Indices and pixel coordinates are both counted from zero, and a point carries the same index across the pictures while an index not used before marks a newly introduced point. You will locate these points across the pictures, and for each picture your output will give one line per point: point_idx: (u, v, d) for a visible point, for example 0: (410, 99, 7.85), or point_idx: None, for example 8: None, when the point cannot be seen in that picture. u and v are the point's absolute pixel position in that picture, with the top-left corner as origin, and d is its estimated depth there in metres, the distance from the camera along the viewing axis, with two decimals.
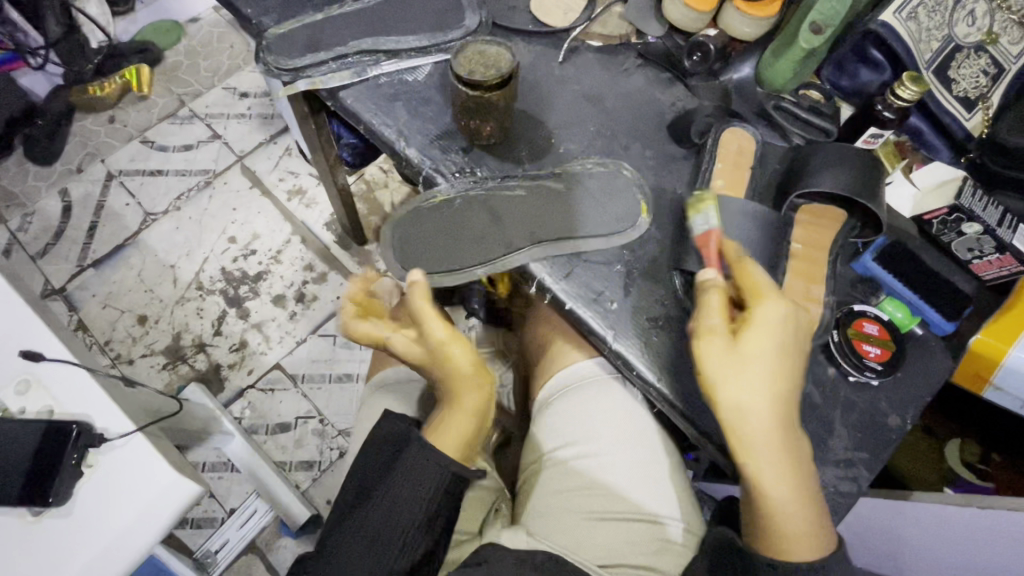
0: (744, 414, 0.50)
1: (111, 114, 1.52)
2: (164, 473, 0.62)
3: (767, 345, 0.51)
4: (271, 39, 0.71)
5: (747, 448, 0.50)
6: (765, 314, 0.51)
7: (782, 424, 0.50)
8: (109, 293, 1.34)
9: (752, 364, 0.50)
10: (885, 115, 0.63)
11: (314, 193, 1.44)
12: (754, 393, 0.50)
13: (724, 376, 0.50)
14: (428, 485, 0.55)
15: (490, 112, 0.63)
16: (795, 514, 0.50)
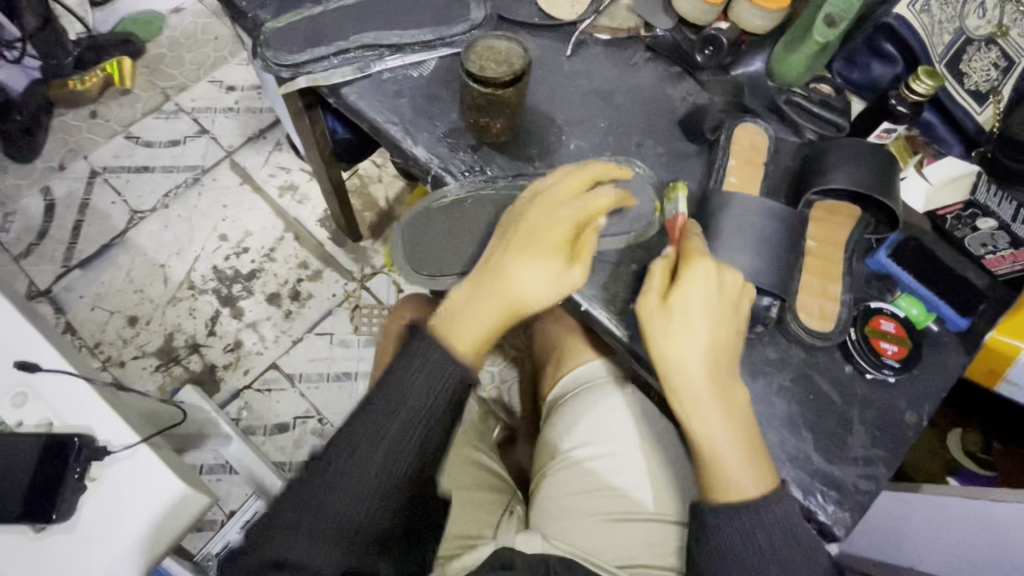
0: (683, 368, 0.52)
1: (93, 109, 1.47)
2: (171, 484, 0.60)
3: (697, 302, 0.52)
4: (269, 33, 0.69)
5: (685, 400, 0.52)
6: (694, 276, 0.53)
7: (719, 379, 0.52)
8: (98, 294, 1.30)
9: (688, 319, 0.52)
10: (899, 109, 0.62)
11: (306, 188, 1.41)
12: (692, 350, 0.51)
13: (659, 332, 0.52)
14: (379, 444, 0.55)
15: (500, 109, 0.61)
16: (738, 455, 0.51)
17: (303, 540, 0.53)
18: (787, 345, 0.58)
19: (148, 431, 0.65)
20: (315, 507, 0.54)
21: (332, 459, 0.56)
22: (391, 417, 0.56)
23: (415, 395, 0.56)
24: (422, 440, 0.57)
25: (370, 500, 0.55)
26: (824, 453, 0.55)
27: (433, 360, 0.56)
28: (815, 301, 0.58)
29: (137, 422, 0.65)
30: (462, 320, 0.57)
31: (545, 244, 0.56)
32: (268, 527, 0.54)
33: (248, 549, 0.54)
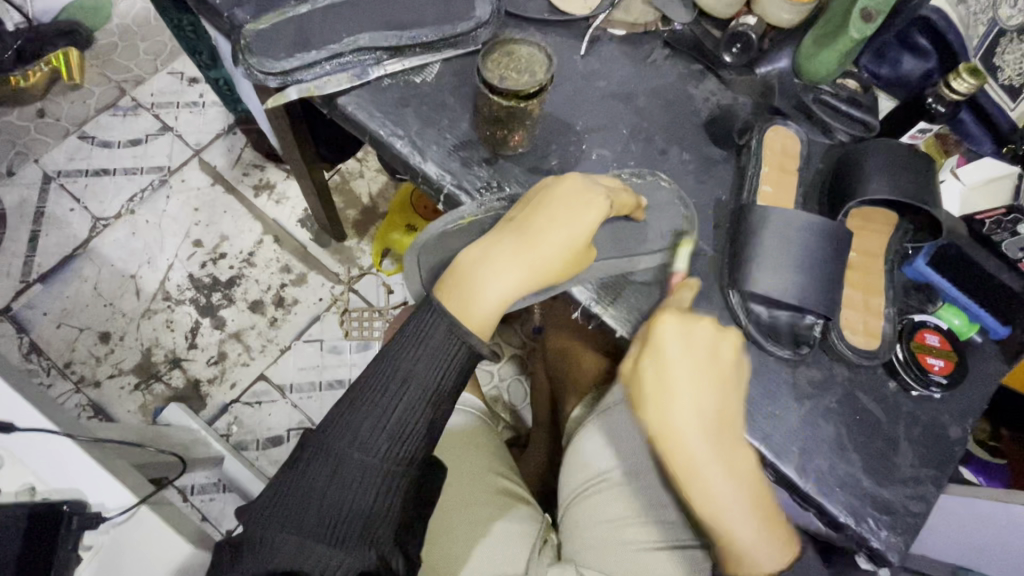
0: (678, 441, 0.47)
1: (40, 106, 1.34)
2: (178, 546, 0.56)
3: (676, 360, 0.48)
4: (250, 35, 0.61)
5: (686, 469, 0.48)
6: (665, 331, 0.49)
7: (722, 445, 0.48)
8: (64, 310, 1.20)
9: (675, 390, 0.48)
10: (936, 109, 0.59)
11: (284, 187, 1.32)
12: (683, 423, 0.47)
13: (648, 402, 0.49)
14: (381, 440, 0.49)
15: (522, 120, 0.57)
16: (748, 526, 0.48)
17: (310, 548, 0.46)
18: (830, 363, 0.56)
19: (145, 487, 0.59)
20: (318, 508, 0.47)
21: (329, 453, 0.49)
22: (395, 398, 0.50)
23: (419, 376, 0.50)
24: (429, 422, 0.51)
25: (378, 492, 0.48)
26: (873, 474, 0.54)
27: (435, 339, 0.50)
28: (858, 317, 0.57)
29: (131, 478, 0.59)
30: (475, 276, 0.51)
31: (573, 219, 0.52)
32: (265, 529, 0.46)
33: (229, 564, 0.46)
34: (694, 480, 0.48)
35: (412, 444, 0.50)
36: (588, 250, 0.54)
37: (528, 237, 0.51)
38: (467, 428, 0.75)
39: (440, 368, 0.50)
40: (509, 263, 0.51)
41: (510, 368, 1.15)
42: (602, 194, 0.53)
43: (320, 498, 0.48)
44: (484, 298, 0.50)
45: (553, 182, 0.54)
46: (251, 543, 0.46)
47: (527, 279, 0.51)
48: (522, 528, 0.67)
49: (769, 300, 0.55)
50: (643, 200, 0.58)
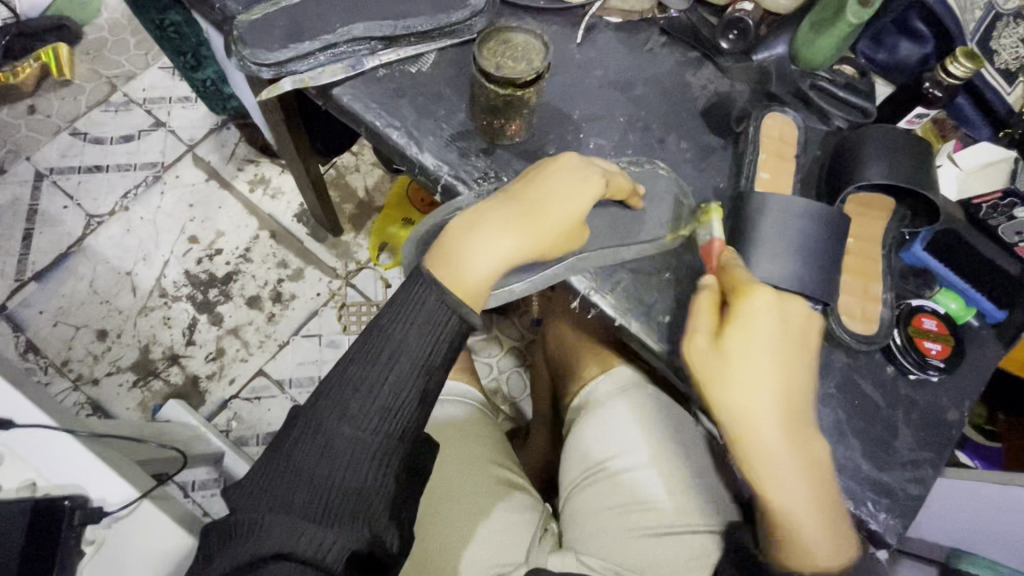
0: (749, 419, 0.48)
1: (30, 103, 1.33)
2: (180, 540, 0.56)
3: (763, 341, 0.48)
4: (243, 27, 0.60)
5: (751, 447, 0.48)
6: (758, 311, 0.49)
7: (791, 426, 0.48)
8: (60, 308, 1.19)
9: (757, 369, 0.48)
10: (933, 93, 0.59)
11: (279, 181, 1.31)
12: (758, 400, 0.47)
13: (720, 379, 0.48)
14: (370, 419, 0.49)
15: (519, 110, 0.57)
16: (810, 513, 0.48)
17: (301, 526, 0.45)
18: (828, 349, 0.56)
19: (146, 480, 0.59)
20: (307, 486, 0.47)
21: (318, 431, 0.48)
22: (382, 374, 0.49)
23: (409, 351, 0.50)
24: (420, 396, 0.50)
25: (369, 468, 0.48)
26: (872, 458, 0.54)
27: (422, 315, 0.50)
28: (856, 302, 0.57)
29: (132, 472, 0.59)
30: (463, 247, 0.51)
31: (566, 194, 0.51)
32: (253, 511, 0.46)
33: (221, 547, 0.46)
34: (755, 459, 0.48)
35: (403, 419, 0.50)
36: (580, 227, 0.53)
37: (521, 208, 0.51)
38: (463, 416, 0.75)
39: (431, 341, 0.50)
40: (498, 235, 0.51)
41: (509, 360, 1.15)
42: (598, 174, 0.52)
43: (310, 476, 0.47)
44: (472, 269, 0.50)
45: (548, 160, 0.54)
46: (241, 523, 0.46)
47: (516, 253, 0.51)
48: (522, 515, 0.67)
49: (769, 286, 0.55)
50: (641, 188, 0.58)
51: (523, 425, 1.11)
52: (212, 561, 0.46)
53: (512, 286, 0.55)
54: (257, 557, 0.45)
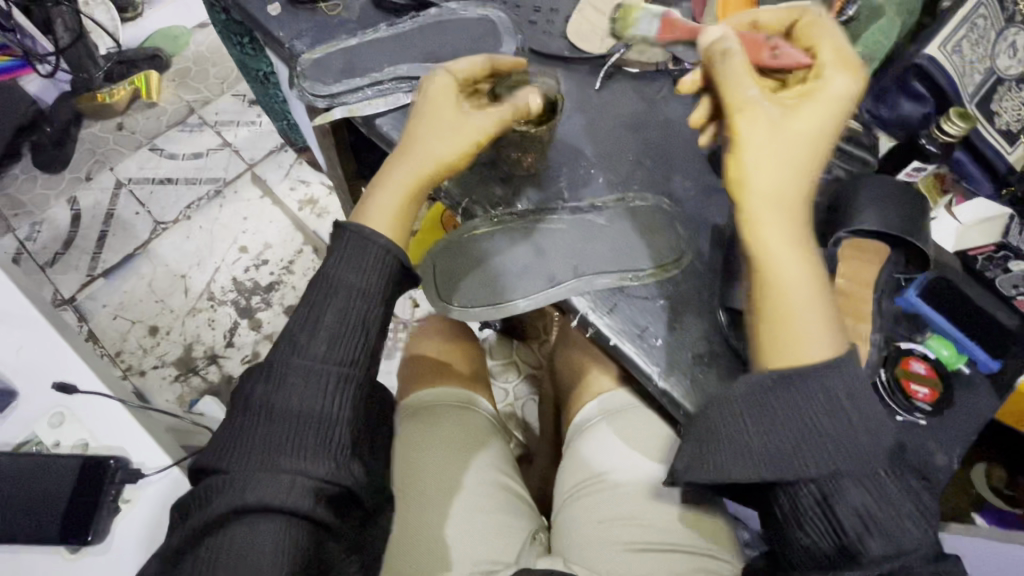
0: (772, 198, 0.52)
1: (119, 121, 1.51)
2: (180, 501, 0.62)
3: (753, 135, 0.52)
4: (305, 64, 0.71)
5: (764, 211, 0.52)
6: (748, 123, 0.52)
7: (788, 214, 0.53)
8: (120, 303, 1.32)
9: (778, 232, 0.52)
10: (929, 149, 0.64)
11: (325, 202, 1.42)
12: (766, 177, 0.52)
13: (756, 164, 0.52)
14: (326, 356, 0.53)
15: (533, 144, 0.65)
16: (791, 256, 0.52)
17: (256, 477, 0.49)
18: None
19: (179, 453, 0.66)
20: (275, 432, 0.51)
21: (278, 380, 0.52)
22: (331, 315, 0.54)
23: (356, 286, 0.55)
24: (368, 321, 0.55)
25: (327, 399, 0.52)
26: None
27: (362, 256, 0.56)
28: None
29: (168, 445, 0.66)
30: (381, 196, 0.59)
31: (442, 120, 0.61)
32: (231, 471, 0.50)
33: (196, 508, 0.49)
34: (770, 266, 0.52)
35: (351, 346, 0.54)
36: (454, 142, 0.60)
37: (411, 149, 0.61)
38: (459, 417, 0.81)
39: (371, 275, 0.55)
40: (401, 174, 0.60)
41: (525, 387, 1.20)
42: (451, 94, 0.63)
43: (270, 412, 0.51)
44: (389, 209, 0.59)
45: (420, 99, 0.63)
46: (200, 491, 0.50)
47: (418, 178, 0.60)
48: (507, 522, 0.73)
49: None
50: (534, 100, 0.62)
51: (532, 451, 1.14)
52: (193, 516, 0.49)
53: (515, 305, 0.62)
54: (222, 509, 0.48)
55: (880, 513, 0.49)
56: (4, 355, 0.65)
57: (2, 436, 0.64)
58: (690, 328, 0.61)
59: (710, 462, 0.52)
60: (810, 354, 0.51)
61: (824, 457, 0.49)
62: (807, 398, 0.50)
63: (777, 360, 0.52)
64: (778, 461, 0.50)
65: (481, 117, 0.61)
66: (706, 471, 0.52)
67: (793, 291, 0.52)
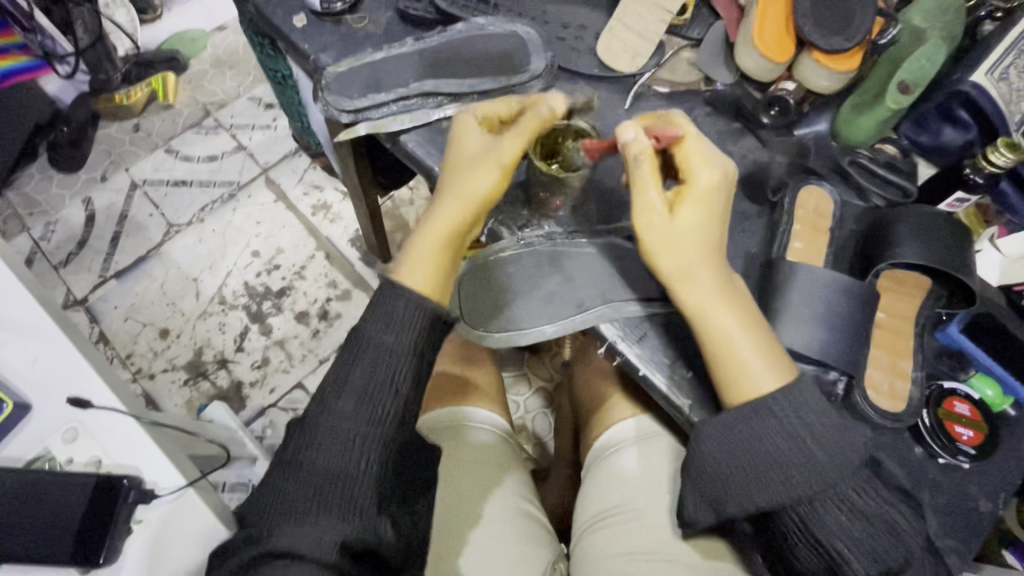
0: (685, 272, 0.53)
1: (136, 122, 1.51)
2: (194, 521, 0.60)
3: (649, 223, 0.54)
4: (330, 77, 0.69)
5: (683, 281, 0.53)
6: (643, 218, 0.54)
7: (713, 272, 0.53)
8: (131, 305, 1.32)
9: (706, 293, 0.53)
10: (973, 180, 0.61)
11: (339, 208, 1.41)
12: (670, 256, 0.53)
13: (661, 246, 0.53)
14: (359, 413, 0.54)
15: (562, 189, 0.62)
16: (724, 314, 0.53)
17: (288, 526, 0.51)
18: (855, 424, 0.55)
19: (193, 471, 0.64)
20: (305, 484, 0.52)
21: (312, 434, 0.54)
22: (365, 372, 0.55)
23: (387, 346, 0.54)
24: (403, 377, 0.55)
25: (357, 454, 0.53)
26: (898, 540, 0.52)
27: (395, 313, 0.55)
28: (884, 378, 0.57)
29: (182, 463, 0.64)
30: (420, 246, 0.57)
31: (472, 159, 0.59)
32: (265, 520, 0.52)
33: (232, 552, 0.51)
34: (702, 328, 0.53)
35: (382, 402, 0.55)
36: (484, 173, 0.57)
37: (445, 191, 0.59)
38: (472, 443, 0.80)
39: (402, 335, 0.55)
40: (438, 219, 0.57)
41: (537, 401, 1.18)
42: (474, 128, 0.61)
43: (300, 468, 0.53)
44: (431, 260, 0.57)
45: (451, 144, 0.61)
46: (238, 536, 0.52)
47: (456, 219, 0.57)
48: (526, 551, 0.70)
49: (793, 354, 0.56)
50: (556, 107, 0.58)
51: (545, 468, 1.12)
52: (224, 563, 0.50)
53: (542, 331, 0.60)
54: (255, 555, 0.50)
55: (867, 527, 0.50)
56: (18, 366, 0.63)
57: (14, 452, 0.62)
58: None
59: (703, 498, 0.54)
60: (761, 387, 0.51)
61: (802, 484, 0.50)
62: (769, 437, 0.50)
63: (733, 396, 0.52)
64: (760, 496, 0.50)
65: (506, 140, 0.58)
66: (702, 507, 0.54)
67: (732, 339, 0.52)
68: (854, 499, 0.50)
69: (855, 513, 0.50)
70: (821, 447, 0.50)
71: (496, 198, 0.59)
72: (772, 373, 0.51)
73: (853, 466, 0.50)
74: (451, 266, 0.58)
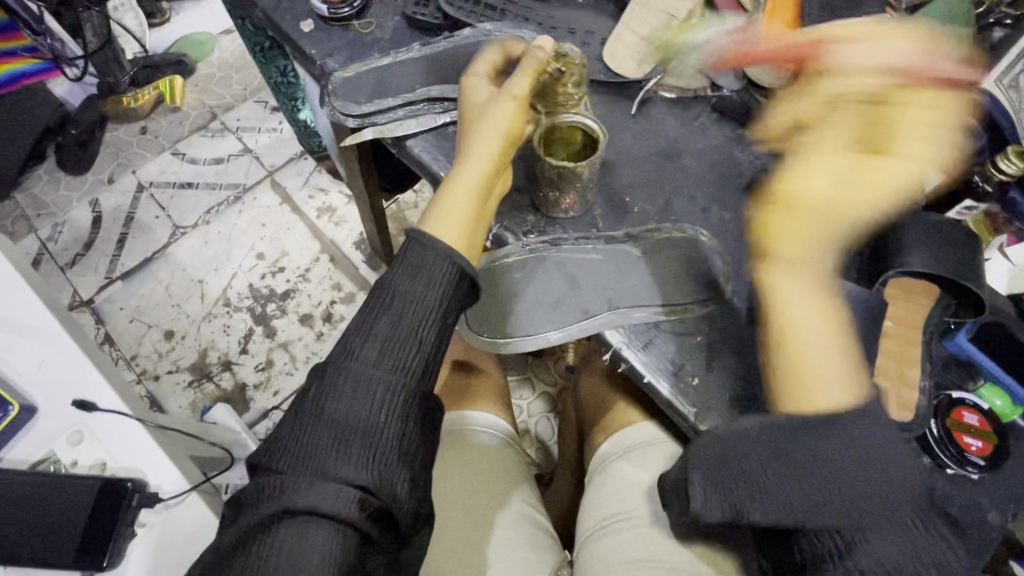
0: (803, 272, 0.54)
1: (143, 125, 1.52)
2: (190, 527, 0.60)
3: (806, 202, 0.52)
4: (337, 82, 0.70)
5: (778, 286, 0.55)
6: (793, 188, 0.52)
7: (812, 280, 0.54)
8: (137, 307, 1.32)
9: (805, 302, 0.54)
10: (982, 186, 0.61)
11: (343, 211, 1.42)
12: (813, 254, 0.54)
13: (792, 235, 0.53)
14: (384, 361, 0.51)
15: (571, 182, 0.60)
16: (818, 331, 0.53)
17: (307, 479, 0.46)
18: None
19: (196, 475, 0.64)
20: (326, 435, 0.48)
21: (334, 379, 0.50)
22: (391, 320, 0.51)
23: (414, 295, 0.52)
24: (430, 327, 0.52)
25: (381, 404, 0.49)
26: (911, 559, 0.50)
27: (423, 262, 0.53)
28: (891, 386, 0.56)
29: (186, 467, 0.64)
30: (446, 196, 0.57)
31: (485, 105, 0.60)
32: (283, 473, 0.47)
33: (248, 507, 0.47)
34: (787, 333, 0.54)
35: (407, 353, 0.51)
36: (501, 111, 0.59)
37: (463, 141, 0.59)
38: (474, 444, 0.80)
39: (432, 287, 0.52)
40: (462, 168, 0.58)
41: (540, 405, 1.18)
42: (482, 83, 0.63)
43: (321, 416, 0.49)
44: (458, 206, 0.56)
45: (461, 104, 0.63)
46: (254, 490, 0.47)
47: (480, 163, 0.58)
48: (530, 555, 0.70)
49: None
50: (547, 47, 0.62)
51: (548, 473, 1.12)
52: (242, 516, 0.46)
53: (546, 337, 0.60)
54: (273, 512, 0.45)
55: (892, 545, 0.48)
56: (24, 368, 0.64)
57: (21, 453, 0.63)
58: (727, 366, 0.58)
59: (724, 496, 0.51)
60: (830, 400, 0.51)
61: (823, 490, 0.49)
62: (800, 443, 0.50)
63: (793, 408, 0.52)
64: (790, 499, 0.49)
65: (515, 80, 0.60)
66: (716, 501, 0.51)
67: (806, 342, 0.53)
68: (887, 511, 0.49)
69: (872, 529, 0.49)
70: (861, 447, 0.49)
71: (516, 135, 0.60)
72: (847, 390, 0.52)
73: (875, 472, 0.49)
74: (479, 210, 0.58)
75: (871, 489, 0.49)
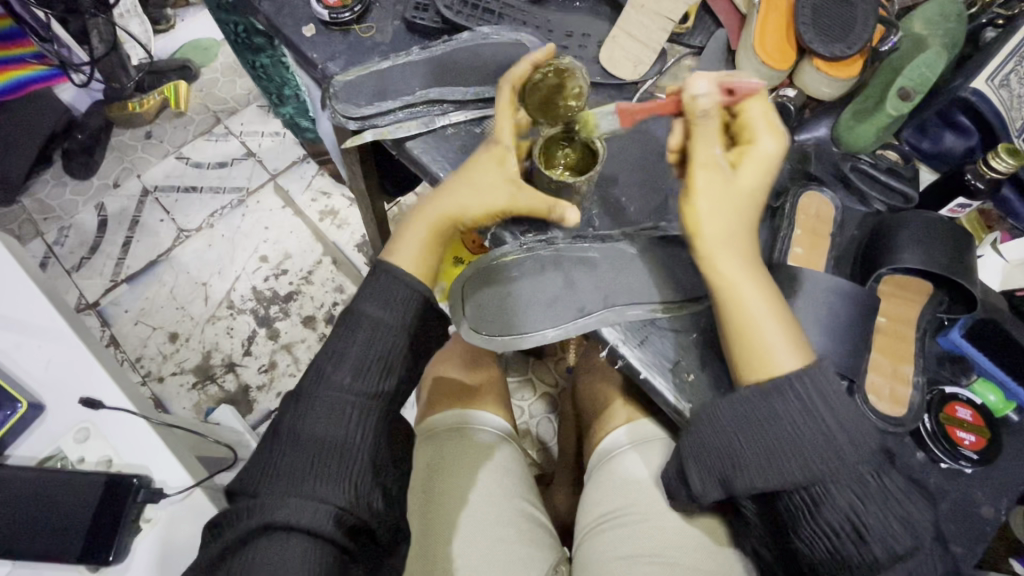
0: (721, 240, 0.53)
1: (148, 130, 1.54)
2: (196, 521, 0.61)
3: (704, 185, 0.53)
4: (338, 85, 0.71)
5: (713, 250, 0.53)
6: (701, 174, 0.53)
7: (740, 248, 0.54)
8: (142, 309, 1.34)
9: (745, 266, 0.53)
10: (975, 185, 0.61)
11: (346, 214, 1.43)
12: (713, 220, 0.53)
13: (711, 206, 0.53)
14: (354, 386, 0.54)
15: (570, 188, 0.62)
16: (761, 302, 0.52)
17: (284, 498, 0.49)
18: None
19: (200, 471, 0.65)
20: (302, 456, 0.51)
21: (309, 404, 0.53)
22: (361, 346, 0.55)
23: (384, 322, 0.55)
24: (398, 354, 0.55)
25: (352, 425, 0.52)
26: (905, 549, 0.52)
27: (391, 291, 0.56)
28: (886, 384, 0.57)
29: (191, 463, 0.65)
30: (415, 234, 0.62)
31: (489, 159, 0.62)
32: (261, 493, 0.49)
33: (226, 524, 0.49)
34: (724, 292, 0.53)
35: (376, 378, 0.54)
36: (495, 180, 0.61)
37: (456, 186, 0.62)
38: (474, 445, 0.80)
39: (396, 315, 0.56)
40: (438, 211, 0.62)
41: (540, 405, 1.18)
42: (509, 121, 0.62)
43: (297, 439, 0.52)
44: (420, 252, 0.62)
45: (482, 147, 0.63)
46: (234, 508, 0.50)
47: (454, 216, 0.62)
48: (528, 552, 0.71)
49: None
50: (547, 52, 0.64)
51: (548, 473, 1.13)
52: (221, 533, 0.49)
53: (544, 334, 0.61)
54: (252, 528, 0.48)
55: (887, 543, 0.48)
56: (31, 368, 0.65)
57: (28, 450, 0.64)
58: (720, 364, 0.59)
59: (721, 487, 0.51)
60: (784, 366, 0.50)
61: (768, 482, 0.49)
62: (784, 410, 0.49)
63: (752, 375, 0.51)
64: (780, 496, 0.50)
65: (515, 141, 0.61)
66: (711, 480, 0.52)
67: (753, 312, 0.52)
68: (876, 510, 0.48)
69: (845, 497, 0.48)
70: (836, 447, 0.49)
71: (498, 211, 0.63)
72: (790, 353, 0.51)
73: (840, 461, 0.48)
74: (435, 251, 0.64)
75: (855, 463, 0.48)
